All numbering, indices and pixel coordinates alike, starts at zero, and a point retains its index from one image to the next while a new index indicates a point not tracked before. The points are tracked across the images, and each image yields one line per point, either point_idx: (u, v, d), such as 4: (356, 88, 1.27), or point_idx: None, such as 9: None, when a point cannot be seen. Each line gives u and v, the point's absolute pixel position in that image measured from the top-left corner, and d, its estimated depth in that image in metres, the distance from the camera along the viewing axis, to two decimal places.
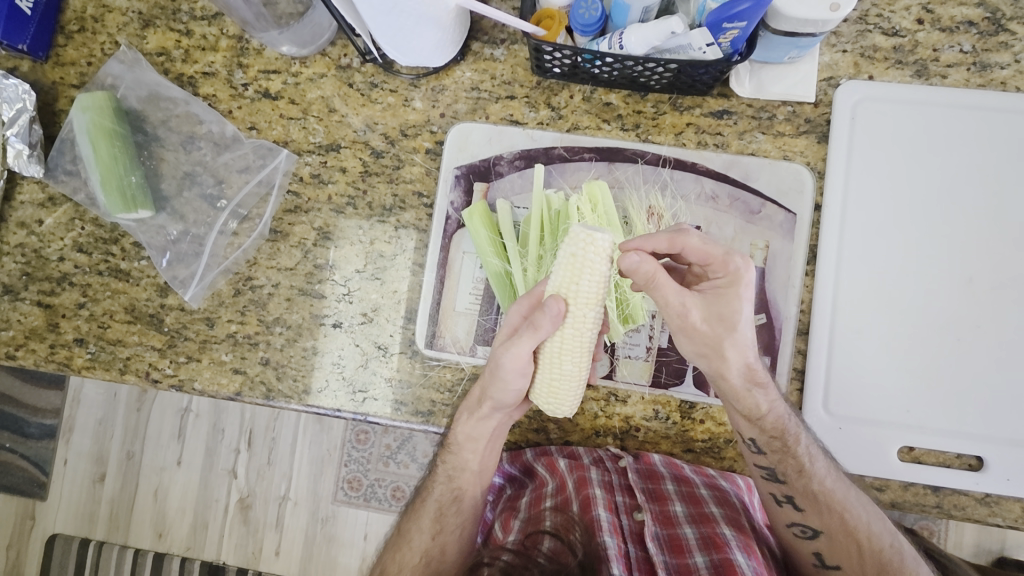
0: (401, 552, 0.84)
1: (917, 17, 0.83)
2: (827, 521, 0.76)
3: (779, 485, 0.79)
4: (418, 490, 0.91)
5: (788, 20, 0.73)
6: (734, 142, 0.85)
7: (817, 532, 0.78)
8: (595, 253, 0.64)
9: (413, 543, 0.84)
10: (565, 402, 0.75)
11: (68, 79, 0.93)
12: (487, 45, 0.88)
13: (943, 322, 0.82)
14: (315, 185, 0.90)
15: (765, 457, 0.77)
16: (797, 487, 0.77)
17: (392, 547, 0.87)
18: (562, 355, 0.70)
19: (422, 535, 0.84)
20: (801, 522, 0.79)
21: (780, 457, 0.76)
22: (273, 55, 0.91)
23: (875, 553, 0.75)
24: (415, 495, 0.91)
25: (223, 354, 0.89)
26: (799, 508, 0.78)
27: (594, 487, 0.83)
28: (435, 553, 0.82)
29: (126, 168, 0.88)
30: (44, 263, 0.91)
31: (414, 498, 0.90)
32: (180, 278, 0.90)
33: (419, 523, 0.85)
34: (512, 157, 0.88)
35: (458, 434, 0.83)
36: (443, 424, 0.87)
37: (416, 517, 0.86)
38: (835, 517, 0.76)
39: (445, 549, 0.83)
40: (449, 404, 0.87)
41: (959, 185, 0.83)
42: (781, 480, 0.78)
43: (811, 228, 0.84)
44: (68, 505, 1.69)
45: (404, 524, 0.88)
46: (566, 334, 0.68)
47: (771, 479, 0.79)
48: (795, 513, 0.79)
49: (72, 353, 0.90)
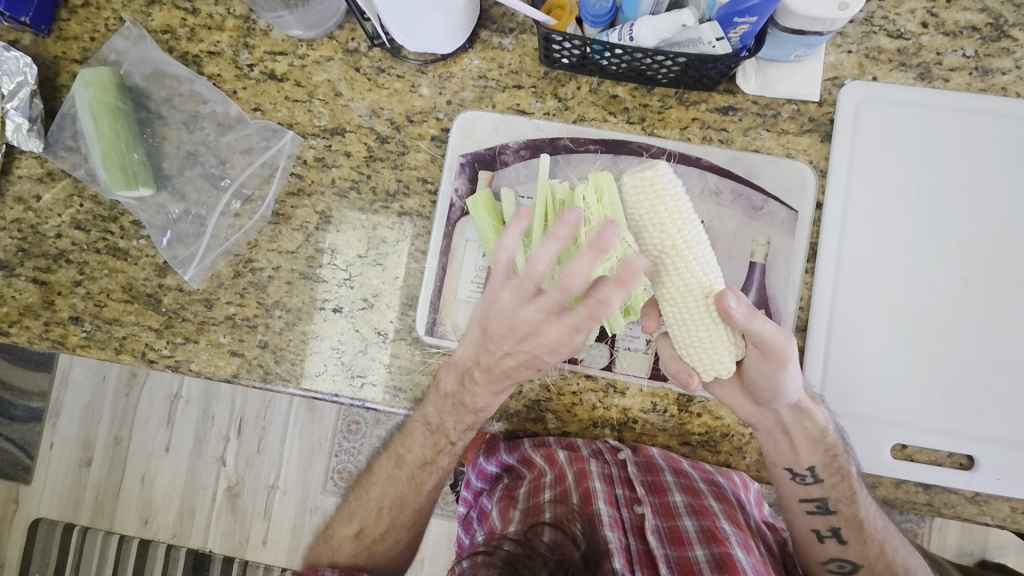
0: (390, 514, 0.90)
1: (921, 21, 0.84)
2: (867, 552, 0.81)
3: (827, 518, 0.82)
4: (401, 462, 0.89)
5: (796, 17, 0.74)
6: (739, 139, 0.86)
7: (856, 566, 0.82)
8: (647, 190, 0.63)
9: (412, 508, 0.90)
10: (712, 352, 0.70)
11: (70, 54, 0.92)
12: (496, 34, 0.88)
13: (942, 323, 0.83)
14: (319, 169, 0.90)
15: (818, 486, 0.81)
16: (846, 516, 0.81)
17: (378, 512, 0.90)
18: (689, 298, 0.68)
19: (421, 499, 0.90)
20: (840, 557, 0.83)
21: (837, 482, 0.80)
22: (280, 37, 0.90)
23: None
24: (394, 461, 0.90)
25: (221, 336, 0.88)
26: (842, 541, 0.82)
27: (594, 480, 0.84)
28: (424, 510, 0.91)
29: (128, 146, 0.87)
30: (40, 239, 0.90)
31: (394, 450, 0.90)
32: (180, 258, 0.89)
33: (415, 490, 0.89)
34: (517, 147, 0.89)
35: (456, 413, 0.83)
36: (431, 414, 0.84)
37: (412, 485, 0.89)
38: (876, 547, 0.81)
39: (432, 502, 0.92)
40: (435, 390, 0.83)
41: (959, 187, 0.84)
42: (831, 510, 0.81)
43: (812, 226, 0.85)
44: (54, 489, 1.67)
45: (387, 488, 0.90)
46: (664, 273, 0.68)
47: (818, 513, 0.83)
48: (836, 548, 0.83)
49: (66, 331, 0.88)
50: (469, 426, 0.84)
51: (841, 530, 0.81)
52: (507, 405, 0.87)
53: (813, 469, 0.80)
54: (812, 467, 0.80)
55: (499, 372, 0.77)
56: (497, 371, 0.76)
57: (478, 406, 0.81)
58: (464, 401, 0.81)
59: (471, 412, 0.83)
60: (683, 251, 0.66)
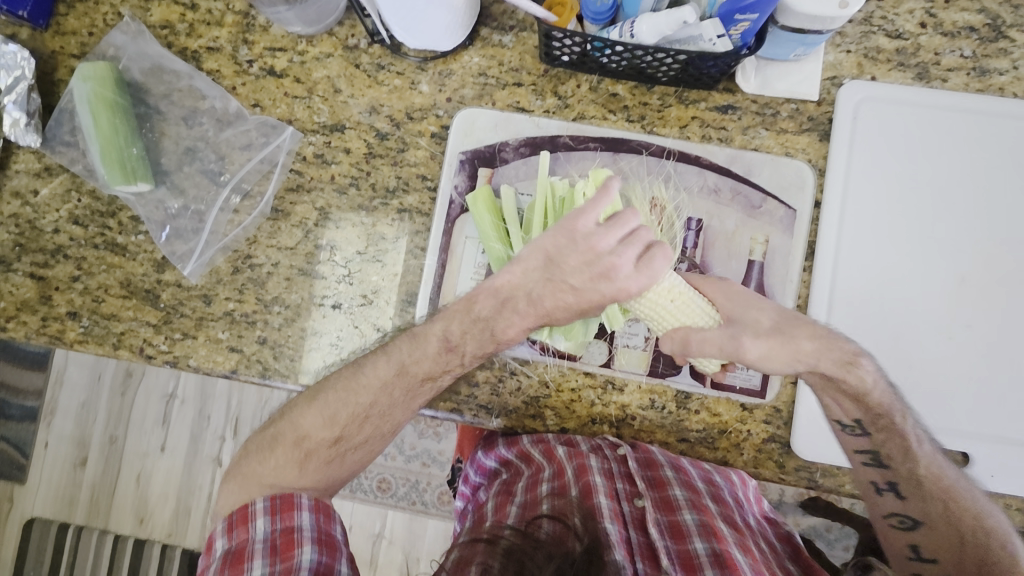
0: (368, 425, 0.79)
1: (920, 21, 0.85)
2: (929, 509, 0.77)
3: (882, 471, 0.79)
4: (403, 371, 0.78)
5: (797, 16, 0.74)
6: (738, 137, 0.86)
7: (917, 523, 0.78)
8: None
9: (395, 420, 0.80)
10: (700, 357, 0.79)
11: (68, 49, 0.92)
12: (496, 31, 0.88)
13: (937, 321, 0.83)
14: (318, 165, 0.90)
15: (867, 439, 0.78)
16: (900, 473, 0.77)
17: (358, 419, 0.78)
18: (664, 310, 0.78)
19: (408, 411, 0.80)
20: (899, 513, 0.79)
21: (885, 437, 0.77)
22: (280, 33, 0.90)
23: (982, 551, 0.74)
24: (394, 368, 0.78)
25: (220, 332, 0.88)
26: (900, 496, 0.78)
27: (594, 474, 0.82)
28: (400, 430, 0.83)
29: (126, 141, 0.87)
30: (38, 234, 0.90)
31: (397, 355, 0.78)
32: (179, 254, 0.89)
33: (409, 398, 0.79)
34: (517, 144, 0.89)
35: (473, 333, 0.76)
36: (453, 328, 0.77)
37: (408, 396, 0.79)
38: (938, 504, 0.76)
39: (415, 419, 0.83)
40: (462, 308, 0.77)
41: (956, 186, 0.84)
42: (885, 465, 0.78)
43: (811, 224, 0.85)
44: (49, 488, 1.66)
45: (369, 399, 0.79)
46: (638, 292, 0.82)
47: (873, 467, 0.79)
48: (894, 503, 0.79)
49: (64, 327, 0.88)
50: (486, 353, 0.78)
51: (899, 485, 0.78)
52: (506, 402, 0.87)
53: (858, 423, 0.77)
54: (859, 420, 0.77)
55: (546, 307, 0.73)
56: (544, 303, 0.73)
57: (508, 336, 0.76)
58: (494, 330, 0.76)
59: (496, 342, 0.77)
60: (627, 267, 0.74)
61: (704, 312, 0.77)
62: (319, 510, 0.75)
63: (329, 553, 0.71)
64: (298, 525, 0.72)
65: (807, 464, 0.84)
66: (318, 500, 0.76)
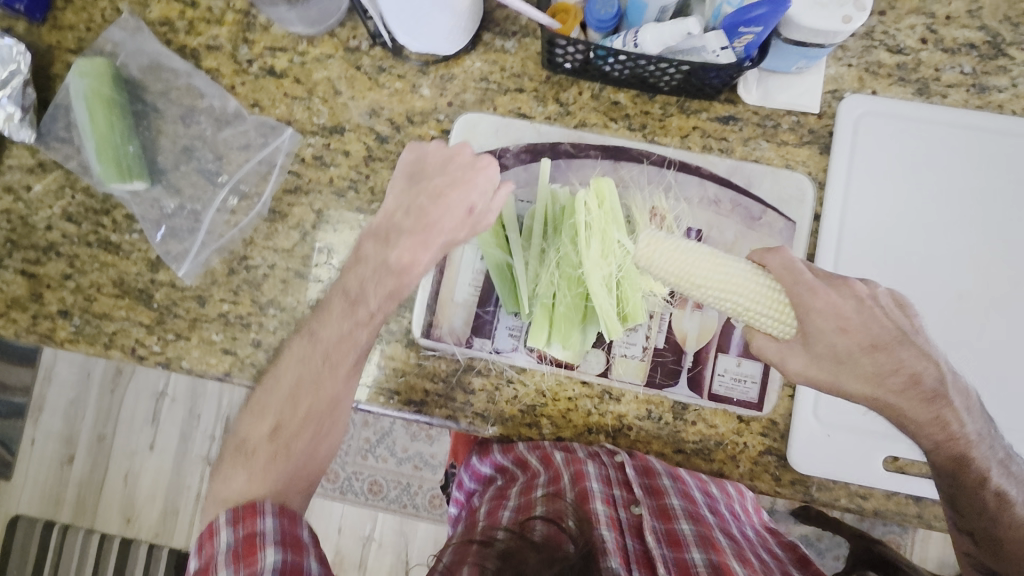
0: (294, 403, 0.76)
1: (921, 37, 0.85)
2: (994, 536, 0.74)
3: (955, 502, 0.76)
4: (316, 340, 0.77)
5: (800, 29, 0.75)
6: (739, 148, 0.86)
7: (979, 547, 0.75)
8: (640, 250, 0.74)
9: (328, 394, 0.77)
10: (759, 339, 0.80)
11: (65, 44, 0.91)
12: (499, 37, 0.87)
13: (935, 337, 0.84)
14: (317, 167, 0.89)
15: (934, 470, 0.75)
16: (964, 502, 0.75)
17: (287, 400, 0.76)
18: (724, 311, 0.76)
19: (337, 383, 0.77)
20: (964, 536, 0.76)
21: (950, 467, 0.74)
22: (281, 32, 0.89)
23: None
24: (306, 339, 0.77)
25: (213, 334, 0.87)
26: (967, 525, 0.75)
27: (590, 480, 0.79)
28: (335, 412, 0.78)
29: (122, 138, 0.86)
30: (30, 231, 0.89)
31: (307, 328, 0.78)
32: (174, 254, 0.88)
33: (329, 368, 0.76)
34: (518, 150, 0.88)
35: (371, 275, 0.78)
36: (350, 283, 0.78)
37: (327, 365, 0.76)
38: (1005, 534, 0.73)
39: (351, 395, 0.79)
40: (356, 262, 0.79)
41: (954, 201, 0.85)
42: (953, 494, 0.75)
43: (810, 238, 0.85)
44: (35, 485, 1.64)
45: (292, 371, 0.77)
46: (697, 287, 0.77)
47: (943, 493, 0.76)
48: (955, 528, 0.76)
49: (54, 325, 0.87)
50: (391, 293, 0.78)
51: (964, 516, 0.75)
52: (502, 409, 0.86)
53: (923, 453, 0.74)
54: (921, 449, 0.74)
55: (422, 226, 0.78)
56: (428, 214, 0.78)
57: (404, 263, 0.77)
58: (389, 262, 0.78)
59: (396, 277, 0.77)
60: (685, 284, 0.73)
61: (776, 324, 0.72)
62: (283, 514, 0.70)
63: (295, 553, 0.67)
64: (261, 529, 0.67)
65: (803, 477, 0.84)
66: (282, 506, 0.71)
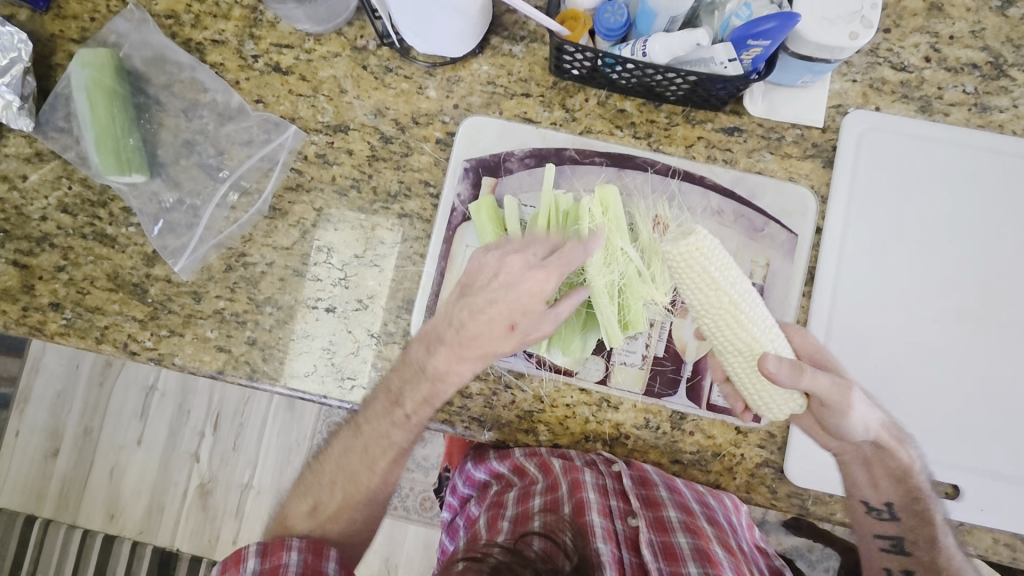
0: (342, 486, 0.84)
1: (925, 55, 0.86)
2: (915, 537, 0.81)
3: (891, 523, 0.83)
4: (358, 432, 0.84)
5: (807, 44, 0.76)
6: (742, 160, 0.86)
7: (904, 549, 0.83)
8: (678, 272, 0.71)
9: (364, 482, 0.84)
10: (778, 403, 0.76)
11: (67, 33, 0.90)
12: (507, 41, 0.87)
13: (934, 355, 0.84)
14: (320, 165, 0.88)
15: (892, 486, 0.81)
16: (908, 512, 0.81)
17: (328, 484, 0.84)
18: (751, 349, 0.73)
19: (374, 476, 0.84)
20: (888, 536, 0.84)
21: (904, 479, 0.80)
22: (287, 29, 0.89)
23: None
24: (351, 429, 0.84)
25: (208, 331, 0.86)
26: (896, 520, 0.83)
27: (587, 490, 0.83)
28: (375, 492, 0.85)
29: (123, 129, 0.84)
30: (24, 221, 0.87)
31: (353, 419, 0.85)
32: (171, 249, 0.87)
33: (368, 464, 0.84)
34: (523, 155, 0.88)
35: (416, 375, 0.79)
36: (392, 383, 0.81)
37: (367, 458, 0.84)
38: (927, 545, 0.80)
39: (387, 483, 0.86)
40: (402, 364, 0.81)
41: (954, 218, 0.85)
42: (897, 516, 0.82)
43: (811, 250, 0.85)
44: (18, 479, 1.61)
45: (341, 459, 0.85)
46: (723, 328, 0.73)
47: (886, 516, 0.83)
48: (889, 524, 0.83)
49: (45, 318, 0.85)
50: (426, 398, 0.80)
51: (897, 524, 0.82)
52: (499, 415, 0.86)
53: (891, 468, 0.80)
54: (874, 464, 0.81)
55: (465, 334, 0.76)
56: (469, 326, 0.76)
57: (439, 372, 0.78)
58: (426, 368, 0.78)
59: (431, 383, 0.79)
60: (740, 306, 0.71)
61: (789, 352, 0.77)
62: (308, 550, 0.77)
63: None
64: (286, 562, 0.75)
65: (798, 491, 0.84)
66: (310, 541, 0.78)
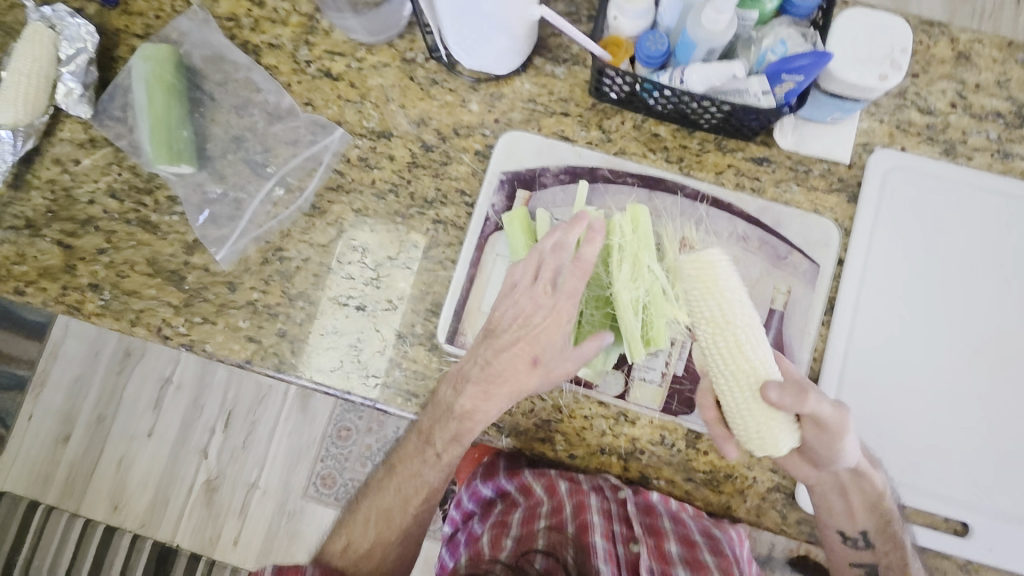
0: (378, 525, 0.88)
1: (951, 101, 0.89)
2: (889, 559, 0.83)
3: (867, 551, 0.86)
4: (393, 472, 0.90)
5: (838, 82, 0.79)
6: (770, 189, 0.89)
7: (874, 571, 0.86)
8: (708, 274, 0.72)
9: (398, 524, 0.88)
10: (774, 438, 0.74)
11: (131, 28, 0.94)
12: (550, 62, 0.91)
13: (949, 391, 0.85)
14: (361, 168, 0.91)
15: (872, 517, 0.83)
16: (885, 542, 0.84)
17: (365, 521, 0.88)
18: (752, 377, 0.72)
19: (407, 516, 0.88)
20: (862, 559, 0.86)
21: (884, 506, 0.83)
22: (341, 38, 0.93)
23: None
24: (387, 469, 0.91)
25: (240, 320, 0.88)
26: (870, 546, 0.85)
27: (591, 514, 0.88)
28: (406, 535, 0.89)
29: (177, 122, 0.88)
30: (72, 204, 0.90)
31: (391, 460, 0.91)
32: (211, 239, 0.89)
33: (403, 503, 0.88)
34: (558, 171, 0.91)
35: (445, 411, 0.84)
36: (425, 422, 0.86)
37: (401, 498, 0.89)
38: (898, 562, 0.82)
39: (421, 525, 0.90)
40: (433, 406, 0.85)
41: (974, 259, 0.88)
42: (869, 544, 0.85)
43: (833, 281, 0.87)
44: (25, 464, 1.62)
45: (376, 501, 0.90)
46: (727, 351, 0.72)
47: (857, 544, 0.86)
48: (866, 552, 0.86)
49: (82, 298, 0.87)
50: (455, 435, 0.85)
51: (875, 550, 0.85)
52: (517, 422, 0.87)
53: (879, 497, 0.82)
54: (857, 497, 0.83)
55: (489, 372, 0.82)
56: (492, 366, 0.82)
57: (467, 411, 0.83)
58: (455, 407, 0.83)
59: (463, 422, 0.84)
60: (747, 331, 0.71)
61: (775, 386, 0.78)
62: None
63: None
64: None
65: (809, 518, 0.85)
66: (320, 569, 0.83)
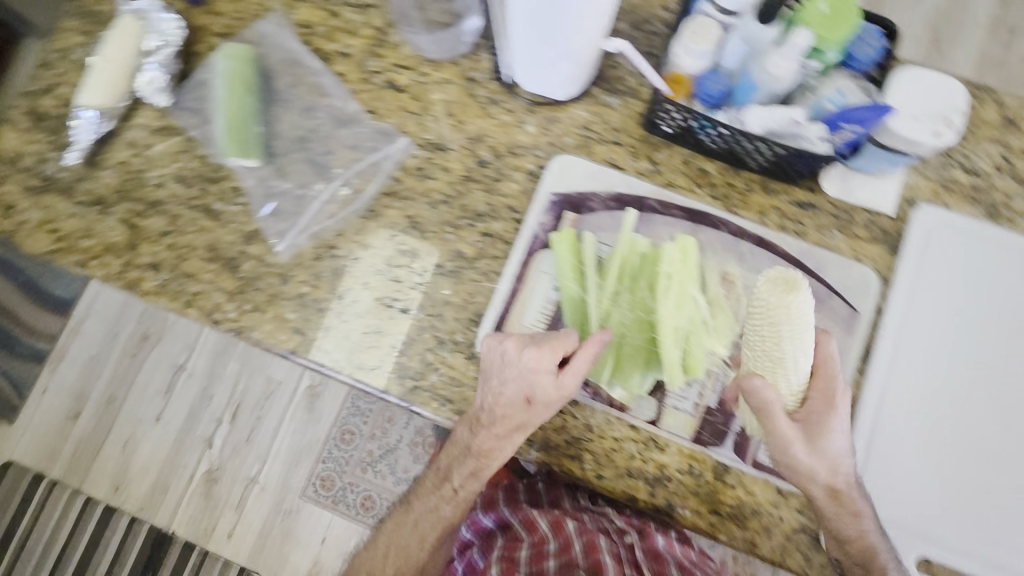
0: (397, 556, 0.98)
1: (995, 163, 0.92)
2: None
3: None
4: (410, 508, 0.99)
5: (894, 136, 0.81)
6: (813, 233, 0.91)
7: None
8: (775, 313, 0.79)
9: (414, 557, 0.98)
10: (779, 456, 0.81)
11: (212, 27, 1.00)
12: (607, 92, 0.95)
13: (977, 446, 0.87)
14: (417, 177, 0.95)
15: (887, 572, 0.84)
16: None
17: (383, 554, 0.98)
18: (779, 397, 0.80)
19: (423, 552, 0.98)
20: None
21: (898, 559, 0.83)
22: (409, 53, 0.98)
23: None
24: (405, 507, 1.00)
25: (288, 312, 0.91)
26: None
27: (602, 553, 0.93)
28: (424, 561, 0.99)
29: (252, 120, 0.93)
30: (140, 186, 0.95)
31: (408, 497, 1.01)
32: (269, 232, 0.93)
33: (419, 540, 0.97)
34: (606, 197, 0.94)
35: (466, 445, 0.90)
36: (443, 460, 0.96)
37: (417, 534, 0.98)
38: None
39: (434, 556, 1.00)
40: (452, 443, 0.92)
41: (1008, 319, 0.90)
42: None
43: (870, 328, 0.88)
44: (35, 435, 1.64)
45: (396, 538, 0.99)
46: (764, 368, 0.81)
47: None
48: None
49: (143, 276, 0.92)
50: (472, 473, 0.93)
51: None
52: (548, 437, 0.88)
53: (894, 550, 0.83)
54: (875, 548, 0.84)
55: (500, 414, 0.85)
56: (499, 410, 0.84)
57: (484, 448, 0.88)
58: (472, 447, 0.90)
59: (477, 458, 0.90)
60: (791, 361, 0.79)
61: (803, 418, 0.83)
62: None
63: None
64: None
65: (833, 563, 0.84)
66: None
